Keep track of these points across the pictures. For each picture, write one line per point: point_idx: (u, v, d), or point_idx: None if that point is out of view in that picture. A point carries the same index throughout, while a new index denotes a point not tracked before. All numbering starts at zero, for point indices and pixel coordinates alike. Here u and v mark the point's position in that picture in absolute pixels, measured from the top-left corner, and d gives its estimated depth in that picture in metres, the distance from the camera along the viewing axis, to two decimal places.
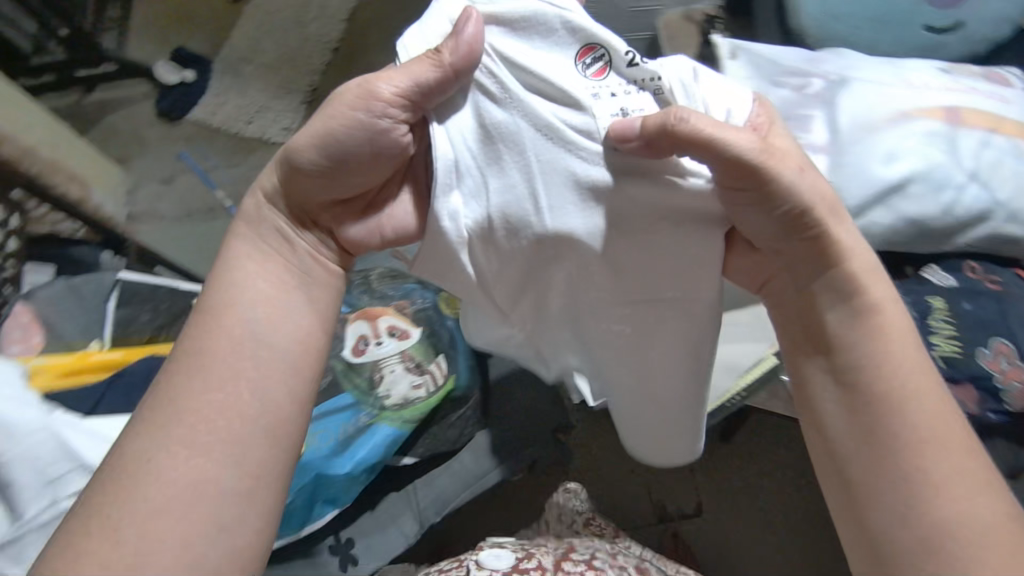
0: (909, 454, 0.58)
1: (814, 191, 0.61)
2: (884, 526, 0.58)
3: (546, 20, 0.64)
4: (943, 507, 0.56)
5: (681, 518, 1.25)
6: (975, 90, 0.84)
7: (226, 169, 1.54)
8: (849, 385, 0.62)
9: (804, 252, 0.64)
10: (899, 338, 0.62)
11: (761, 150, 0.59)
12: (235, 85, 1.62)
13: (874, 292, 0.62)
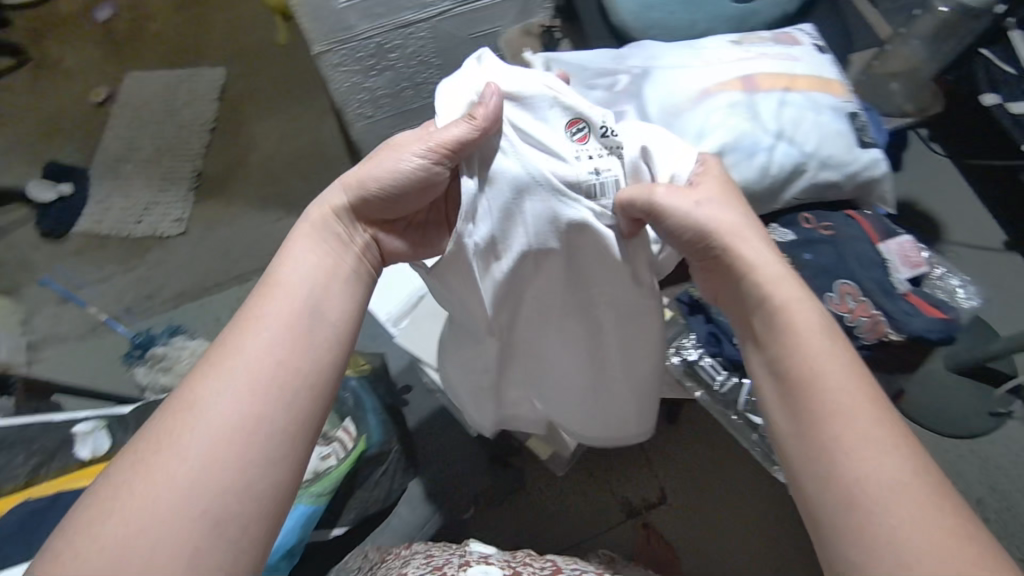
0: (823, 425, 0.54)
1: (714, 225, 0.64)
2: (812, 498, 0.53)
3: (538, 97, 0.67)
4: (855, 467, 0.51)
5: (648, 508, 1.25)
6: (794, 57, 0.77)
7: (123, 273, 1.50)
8: (780, 373, 0.59)
9: (729, 265, 0.64)
10: (817, 330, 0.58)
11: (705, 214, 0.64)
12: (116, 187, 1.58)
13: (789, 295, 0.60)
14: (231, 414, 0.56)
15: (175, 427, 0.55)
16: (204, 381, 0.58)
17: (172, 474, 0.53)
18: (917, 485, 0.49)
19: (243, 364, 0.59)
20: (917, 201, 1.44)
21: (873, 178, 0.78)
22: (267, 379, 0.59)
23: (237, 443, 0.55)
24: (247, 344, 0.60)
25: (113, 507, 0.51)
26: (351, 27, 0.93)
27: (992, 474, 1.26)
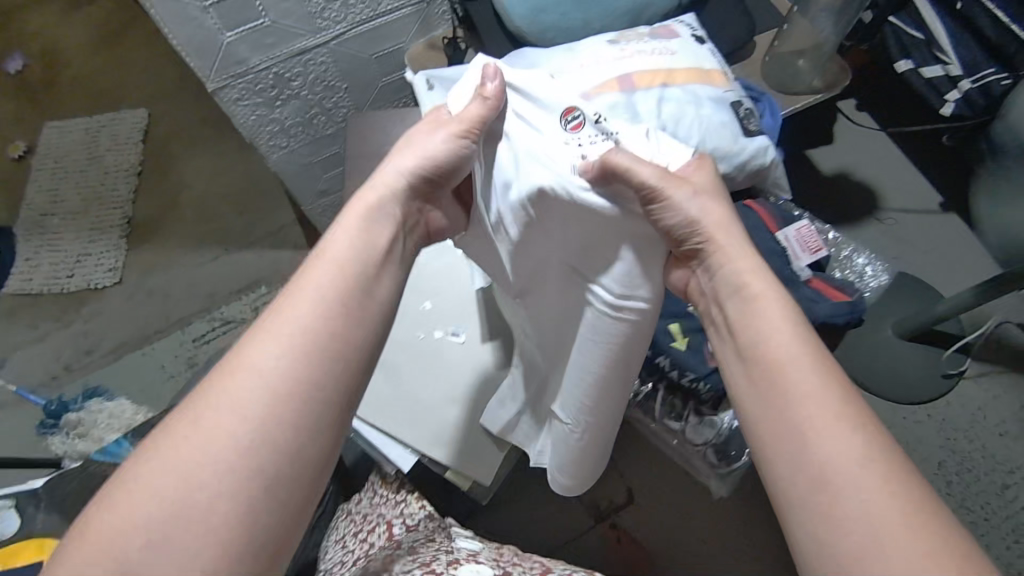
0: (791, 408, 0.50)
1: (694, 216, 0.57)
2: (780, 481, 0.49)
3: (547, 88, 0.61)
4: (822, 448, 0.47)
5: (616, 510, 1.22)
6: (671, 52, 0.66)
7: (59, 330, 1.43)
8: (749, 358, 0.54)
9: (699, 257, 0.60)
10: (785, 318, 0.53)
11: (698, 205, 0.58)
12: (44, 242, 1.51)
13: (757, 285, 0.55)
14: (293, 368, 0.50)
15: (230, 382, 0.49)
16: (261, 334, 0.52)
17: (228, 431, 0.47)
18: (885, 465, 0.46)
19: (301, 319, 0.53)
20: (854, 170, 1.43)
21: (763, 169, 0.68)
22: (331, 334, 0.53)
23: (299, 401, 0.49)
24: (305, 299, 0.54)
25: (163, 468, 0.46)
26: (244, 61, 0.90)
27: (949, 434, 1.23)
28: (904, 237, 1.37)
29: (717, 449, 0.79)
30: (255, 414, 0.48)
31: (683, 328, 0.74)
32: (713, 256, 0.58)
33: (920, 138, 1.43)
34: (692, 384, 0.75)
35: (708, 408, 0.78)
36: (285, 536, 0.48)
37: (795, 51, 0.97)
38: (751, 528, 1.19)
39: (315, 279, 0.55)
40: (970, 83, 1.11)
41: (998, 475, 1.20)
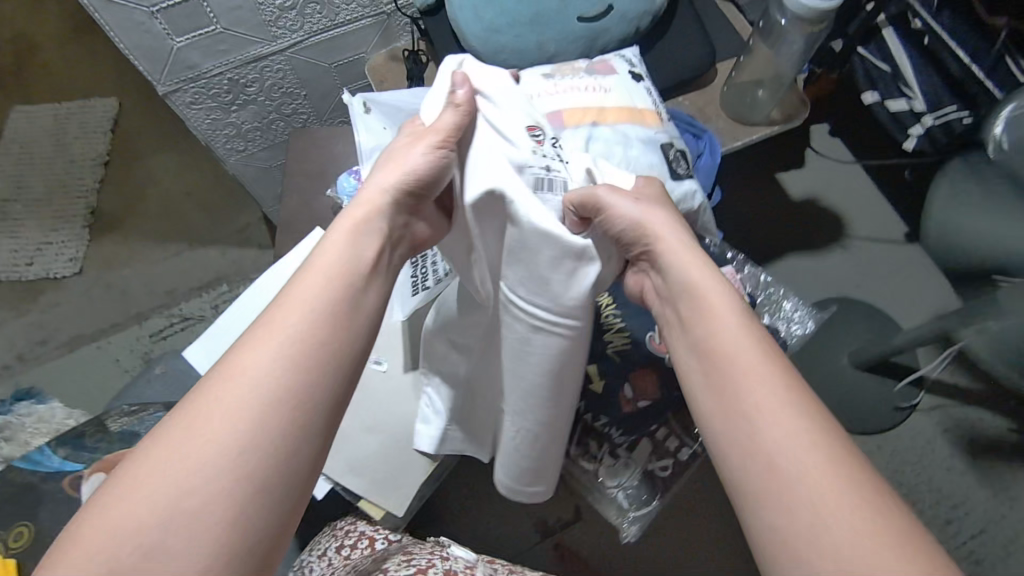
0: (738, 402, 0.46)
1: (641, 221, 0.56)
2: (735, 475, 0.45)
3: (495, 116, 0.59)
4: (773, 438, 0.44)
5: (563, 526, 1.17)
6: (603, 89, 0.65)
7: (15, 319, 1.41)
8: (698, 354, 0.51)
9: (651, 256, 0.57)
10: (730, 312, 0.51)
11: (643, 212, 0.56)
12: (5, 228, 1.48)
13: (707, 278, 0.53)
14: (294, 368, 0.46)
15: (224, 385, 0.45)
16: (259, 337, 0.47)
17: (225, 434, 0.43)
18: (835, 451, 0.42)
19: (299, 318, 0.49)
20: (822, 197, 1.43)
21: (692, 212, 0.66)
22: (334, 332, 0.49)
23: (302, 401, 0.46)
24: (302, 298, 0.50)
25: (154, 474, 0.41)
26: (196, 66, 0.89)
27: (898, 466, 1.23)
28: (867, 266, 1.37)
29: (631, 493, 0.75)
30: (253, 414, 0.44)
31: (599, 372, 0.73)
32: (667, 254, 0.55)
33: (889, 167, 1.43)
34: (603, 426, 0.74)
35: (623, 449, 0.75)
36: (281, 541, 0.44)
37: (753, 81, 0.97)
38: (698, 553, 1.15)
39: (314, 281, 0.51)
40: (933, 119, 1.09)
41: (943, 509, 1.19)
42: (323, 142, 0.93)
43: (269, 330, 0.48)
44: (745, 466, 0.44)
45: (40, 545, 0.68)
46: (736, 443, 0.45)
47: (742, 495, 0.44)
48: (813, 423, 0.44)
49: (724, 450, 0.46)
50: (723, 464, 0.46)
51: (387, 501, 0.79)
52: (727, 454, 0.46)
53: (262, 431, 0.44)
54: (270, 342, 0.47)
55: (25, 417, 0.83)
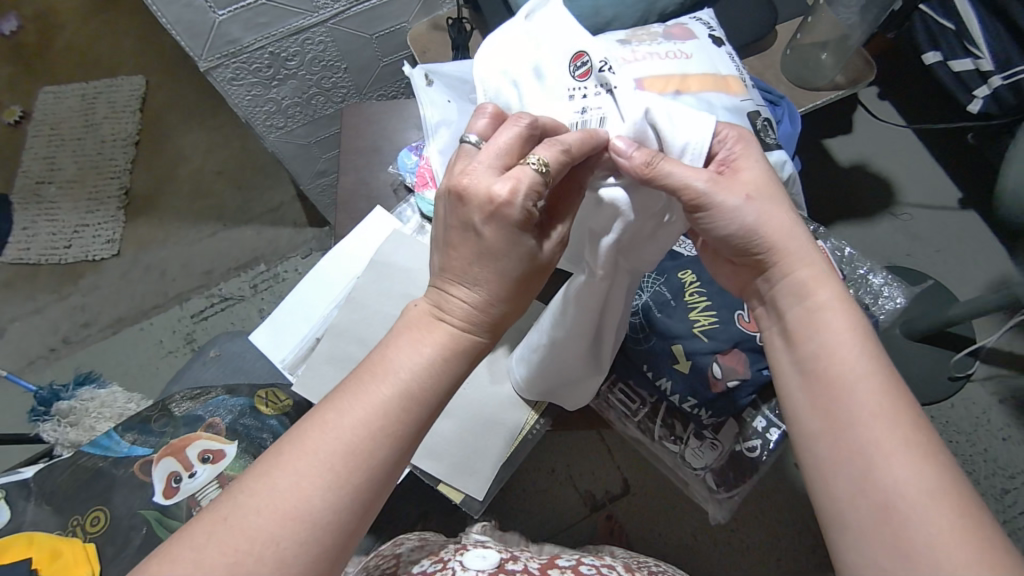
0: (847, 427, 0.44)
1: (751, 222, 0.51)
2: (837, 503, 0.43)
3: (551, 77, 0.54)
4: (887, 472, 0.41)
5: (612, 500, 1.15)
6: (685, 54, 0.63)
7: (57, 302, 1.42)
8: (808, 363, 0.48)
9: (762, 265, 0.53)
10: (847, 330, 0.48)
11: (754, 213, 0.51)
12: (40, 211, 1.47)
13: (825, 293, 0.49)
14: (390, 439, 0.42)
15: (317, 438, 0.41)
16: (365, 394, 0.43)
17: (313, 498, 0.39)
18: (958, 493, 0.40)
19: (408, 374, 0.44)
20: (871, 163, 1.38)
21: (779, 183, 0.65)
22: (431, 399, 0.45)
23: (386, 473, 0.42)
24: (410, 348, 0.45)
25: (234, 526, 0.38)
26: (237, 40, 0.86)
27: (952, 437, 1.20)
28: (919, 233, 1.32)
29: (717, 475, 0.72)
30: (341, 479, 0.40)
31: (684, 351, 0.68)
32: (782, 263, 0.51)
33: (941, 130, 1.37)
34: (691, 409, 0.70)
35: (709, 430, 0.72)
36: None
37: (818, 45, 0.92)
38: (752, 525, 1.12)
39: (426, 334, 0.46)
40: (1001, 80, 1.04)
41: (999, 479, 1.17)
42: (373, 119, 0.91)
43: (345, 392, 0.43)
44: (849, 487, 0.43)
45: (116, 527, 0.68)
46: (838, 463, 0.44)
47: (839, 517, 0.43)
48: (925, 451, 0.42)
49: (820, 467, 0.45)
50: (817, 482, 0.45)
51: (464, 486, 0.74)
52: (826, 471, 0.44)
53: (314, 521, 0.39)
54: (343, 418, 0.42)
55: (88, 402, 0.84)
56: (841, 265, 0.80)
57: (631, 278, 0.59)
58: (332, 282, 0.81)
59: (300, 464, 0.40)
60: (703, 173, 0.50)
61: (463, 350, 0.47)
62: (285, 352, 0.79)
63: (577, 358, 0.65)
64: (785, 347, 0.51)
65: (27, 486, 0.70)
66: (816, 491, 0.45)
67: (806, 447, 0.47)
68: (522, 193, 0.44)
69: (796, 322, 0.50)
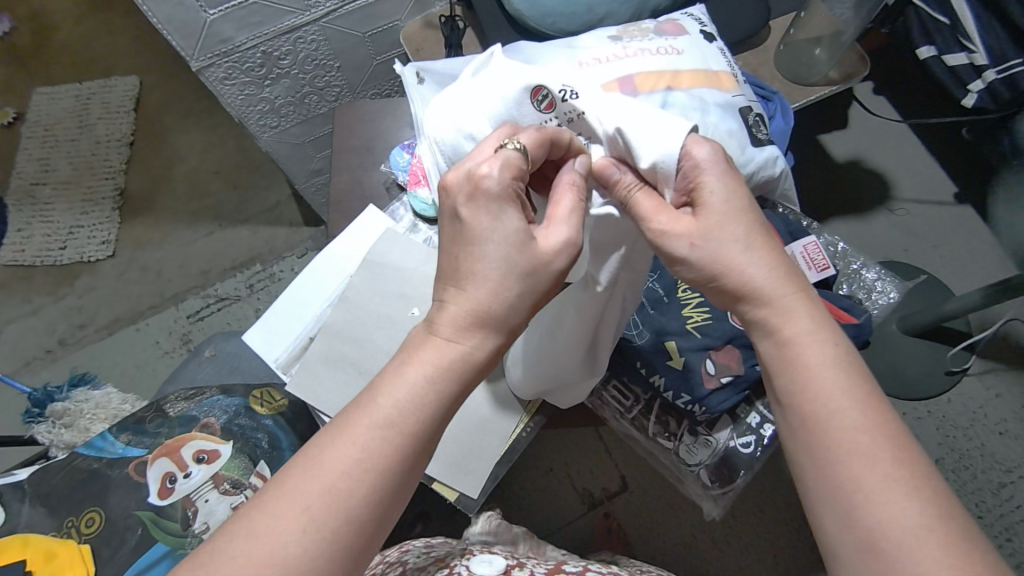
0: (833, 463, 0.43)
1: (710, 262, 0.49)
2: (829, 538, 0.43)
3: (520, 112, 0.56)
4: (873, 512, 0.41)
5: (609, 498, 1.15)
6: (676, 50, 0.63)
7: (53, 303, 1.41)
8: (788, 396, 0.46)
9: (735, 296, 0.49)
10: (822, 362, 0.45)
11: (707, 254, 0.48)
12: (36, 212, 1.47)
13: (797, 323, 0.47)
14: (373, 478, 0.41)
15: (296, 476, 0.41)
16: (347, 430, 0.42)
17: (290, 544, 0.39)
18: (941, 522, 0.40)
19: (390, 406, 0.43)
20: (866, 159, 1.38)
21: (771, 179, 0.66)
22: (417, 431, 0.43)
23: (369, 513, 0.41)
24: (396, 375, 0.45)
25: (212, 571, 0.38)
26: (229, 39, 0.86)
27: (948, 432, 1.20)
28: (915, 229, 1.32)
29: (712, 471, 0.72)
30: (319, 522, 0.40)
31: (678, 347, 0.69)
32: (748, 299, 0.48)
33: (936, 125, 1.37)
34: (686, 406, 0.69)
35: (703, 427, 0.72)
36: None
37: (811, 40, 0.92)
38: (749, 520, 1.12)
39: (419, 359, 0.45)
40: (995, 74, 1.05)
41: (996, 474, 1.17)
42: (366, 117, 0.91)
43: (329, 429, 0.43)
44: (841, 526, 0.42)
45: (112, 528, 0.68)
46: (827, 502, 0.43)
47: (836, 553, 0.42)
48: (912, 479, 0.41)
49: (812, 501, 0.44)
50: (811, 517, 0.44)
51: (461, 485, 0.74)
52: (817, 505, 0.44)
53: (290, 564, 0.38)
54: (322, 458, 0.41)
55: (83, 403, 0.84)
56: (834, 260, 0.80)
57: (627, 286, 0.61)
58: (325, 281, 0.81)
59: (279, 506, 0.40)
60: (660, 217, 0.50)
61: (455, 374, 0.45)
62: (279, 352, 0.79)
63: (571, 359, 0.65)
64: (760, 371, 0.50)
65: (21, 488, 0.69)
66: (812, 524, 0.45)
67: (798, 478, 0.45)
68: (500, 167, 0.46)
69: (770, 349, 0.48)
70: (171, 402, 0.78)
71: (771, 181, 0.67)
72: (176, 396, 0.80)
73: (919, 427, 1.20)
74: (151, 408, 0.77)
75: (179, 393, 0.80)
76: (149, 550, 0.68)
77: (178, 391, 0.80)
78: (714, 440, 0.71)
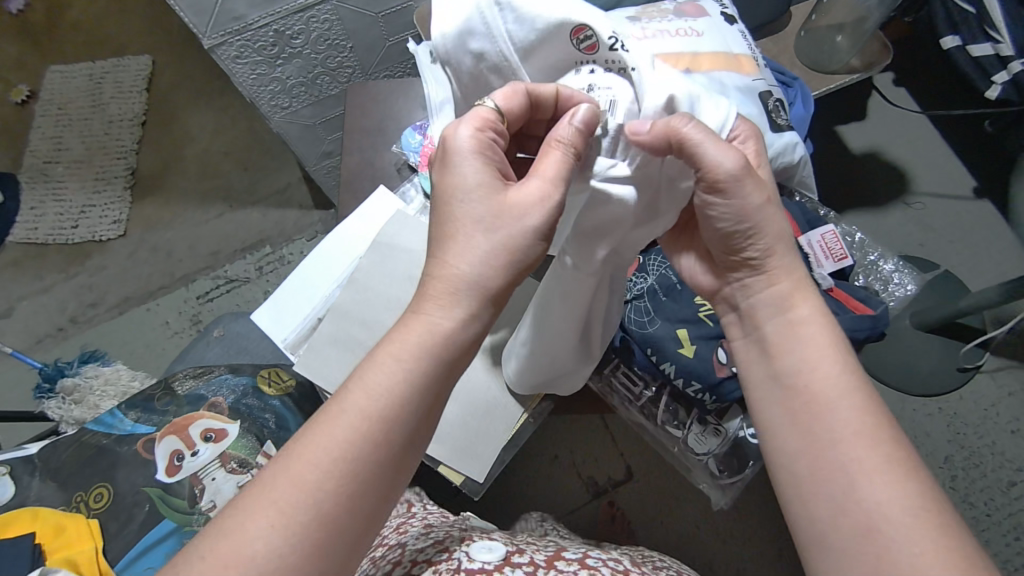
0: (830, 448, 0.44)
1: (756, 228, 0.49)
2: (816, 524, 0.43)
3: (550, 46, 0.51)
4: (871, 494, 0.41)
5: (614, 487, 1.15)
6: (696, 32, 0.62)
7: (65, 281, 1.42)
8: (787, 379, 0.47)
9: (749, 270, 0.51)
10: (826, 346, 0.47)
11: (764, 215, 0.48)
12: (48, 191, 1.48)
13: (802, 308, 0.49)
14: (335, 469, 0.41)
15: (268, 472, 0.41)
16: (316, 426, 0.43)
17: (255, 540, 0.39)
18: (936, 514, 0.40)
19: (365, 398, 0.43)
20: (885, 151, 1.35)
21: (790, 166, 0.65)
22: (389, 420, 0.43)
23: (339, 509, 0.41)
24: (377, 366, 0.45)
25: (181, 573, 0.38)
26: (242, 17, 0.85)
27: (959, 430, 1.18)
28: (931, 223, 1.30)
29: (721, 461, 0.71)
30: (285, 518, 0.39)
31: (689, 335, 0.68)
32: (754, 276, 0.51)
33: (958, 117, 1.35)
34: (696, 394, 0.68)
35: (713, 416, 0.71)
36: None
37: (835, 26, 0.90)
38: (754, 513, 1.12)
39: (396, 345, 0.45)
40: (1021, 65, 1.02)
41: (1005, 472, 1.16)
42: (378, 98, 0.90)
43: (306, 427, 0.43)
44: (833, 513, 0.42)
45: (120, 504, 0.69)
46: (815, 487, 0.43)
47: (821, 539, 0.42)
48: (905, 467, 0.42)
49: (799, 487, 0.44)
50: (793, 502, 0.45)
51: (466, 468, 0.73)
52: (806, 489, 0.44)
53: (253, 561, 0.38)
54: (293, 455, 0.42)
55: (93, 379, 0.85)
56: (851, 250, 0.79)
57: (614, 271, 0.60)
58: (335, 263, 0.81)
59: (249, 503, 0.40)
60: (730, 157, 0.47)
61: (443, 360, 0.45)
62: (287, 331, 0.79)
63: (564, 347, 0.64)
64: (762, 360, 0.50)
65: (31, 462, 0.70)
66: (792, 511, 0.45)
67: (784, 466, 0.46)
68: (470, 127, 0.47)
69: (778, 334, 0.49)
70: (182, 380, 0.79)
71: (789, 167, 0.66)
72: (186, 373, 0.80)
73: (929, 423, 1.19)
74: (162, 386, 0.78)
75: (191, 370, 0.81)
76: (158, 525, 0.69)
77: (190, 369, 0.81)
78: (723, 431, 0.71)
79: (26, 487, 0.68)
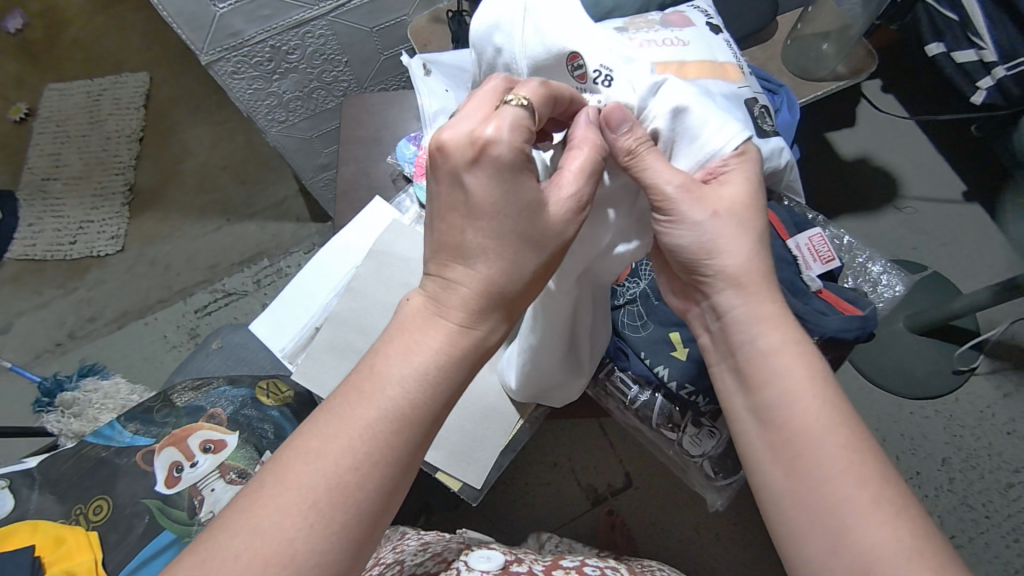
0: (817, 488, 0.43)
1: (709, 243, 0.51)
2: (810, 562, 0.43)
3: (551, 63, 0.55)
4: (863, 535, 0.41)
5: (614, 494, 1.15)
6: (682, 41, 0.63)
7: (63, 297, 1.43)
8: (768, 423, 0.47)
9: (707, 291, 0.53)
10: (808, 376, 0.47)
11: (715, 228, 0.51)
12: (47, 207, 1.49)
13: (772, 335, 0.49)
14: (371, 464, 0.42)
15: (301, 468, 0.41)
16: (346, 420, 0.43)
17: (297, 539, 0.39)
18: (923, 542, 0.40)
19: (397, 393, 0.44)
20: (875, 156, 1.37)
21: (777, 171, 0.66)
22: (422, 421, 0.44)
23: (377, 506, 0.42)
24: (403, 357, 0.45)
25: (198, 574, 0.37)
26: (239, 33, 0.87)
27: (955, 432, 1.19)
28: (922, 227, 1.31)
29: (716, 462, 0.72)
30: (327, 517, 0.40)
31: (682, 338, 0.69)
32: (722, 294, 0.51)
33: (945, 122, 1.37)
34: (690, 396, 0.69)
35: (707, 418, 0.72)
36: None
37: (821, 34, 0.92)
38: (754, 518, 1.12)
39: (409, 342, 0.46)
40: (1005, 70, 1.03)
41: (1003, 474, 1.16)
42: (374, 110, 0.91)
43: (334, 418, 0.43)
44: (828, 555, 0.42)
45: (119, 516, 0.69)
46: (807, 528, 0.43)
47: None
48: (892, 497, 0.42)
49: (790, 528, 0.44)
50: (787, 538, 0.45)
51: (463, 475, 0.74)
52: (799, 528, 0.44)
53: (286, 563, 0.38)
54: (323, 451, 0.41)
55: (91, 393, 0.86)
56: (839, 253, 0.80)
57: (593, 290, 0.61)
58: (332, 272, 0.82)
59: (282, 496, 0.40)
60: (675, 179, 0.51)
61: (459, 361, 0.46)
62: (284, 342, 0.79)
63: (553, 364, 0.65)
64: (745, 395, 0.50)
65: (29, 475, 0.70)
66: (786, 548, 0.45)
67: (777, 506, 0.46)
68: (507, 130, 0.43)
69: (762, 351, 0.49)
70: (180, 394, 0.79)
71: (776, 172, 0.67)
72: (184, 386, 0.80)
73: (926, 425, 1.19)
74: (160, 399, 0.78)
75: (187, 383, 0.81)
76: (156, 537, 0.69)
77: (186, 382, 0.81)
78: (718, 433, 0.71)
79: (24, 499, 0.69)
